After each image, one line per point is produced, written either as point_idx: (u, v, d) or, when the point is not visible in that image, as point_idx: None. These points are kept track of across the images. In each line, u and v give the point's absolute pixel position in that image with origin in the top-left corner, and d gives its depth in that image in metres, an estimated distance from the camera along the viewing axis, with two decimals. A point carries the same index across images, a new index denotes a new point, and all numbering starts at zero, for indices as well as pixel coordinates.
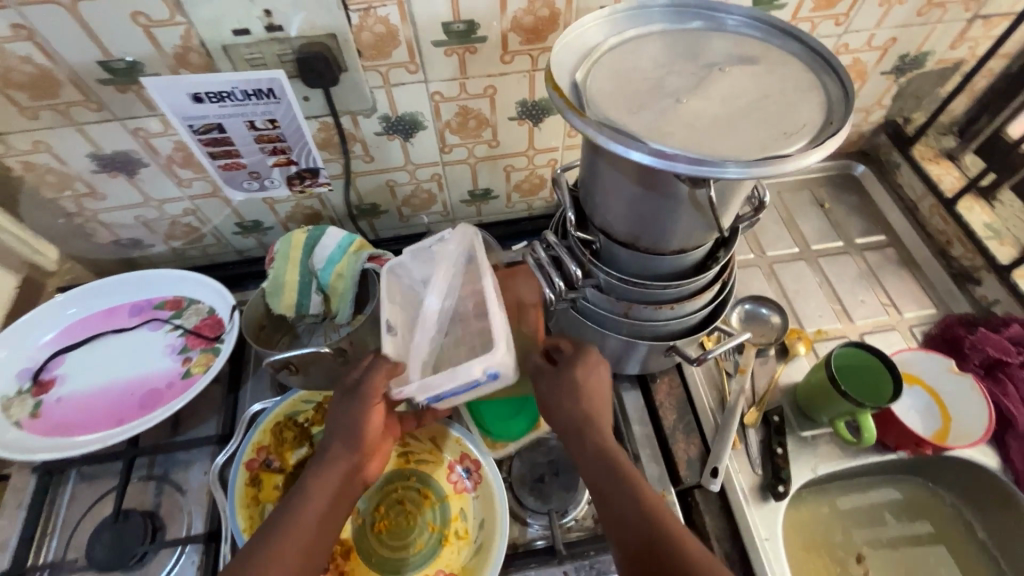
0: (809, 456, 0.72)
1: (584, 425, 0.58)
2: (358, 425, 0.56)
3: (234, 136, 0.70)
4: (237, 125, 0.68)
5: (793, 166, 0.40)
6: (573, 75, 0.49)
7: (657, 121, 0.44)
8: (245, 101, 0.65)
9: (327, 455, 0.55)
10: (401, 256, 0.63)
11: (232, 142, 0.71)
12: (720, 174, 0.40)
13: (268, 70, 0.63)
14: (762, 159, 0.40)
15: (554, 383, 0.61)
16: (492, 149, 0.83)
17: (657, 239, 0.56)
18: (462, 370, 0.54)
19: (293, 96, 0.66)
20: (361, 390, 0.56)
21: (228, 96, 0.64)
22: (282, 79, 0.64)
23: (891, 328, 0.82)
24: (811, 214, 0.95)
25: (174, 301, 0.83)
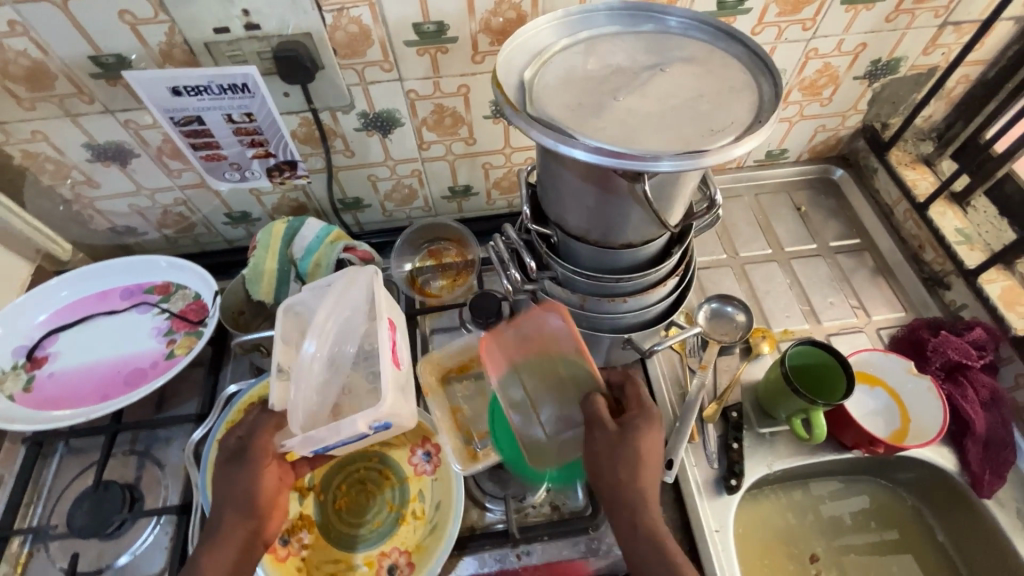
0: (766, 453, 0.73)
1: (635, 496, 0.55)
2: (250, 491, 0.58)
3: (213, 128, 0.73)
4: (219, 118, 0.72)
5: (719, 160, 0.43)
6: (521, 74, 0.51)
7: (596, 118, 0.47)
8: (221, 95, 0.69)
9: (219, 527, 0.56)
10: (300, 294, 0.66)
11: (212, 134, 0.74)
12: (652, 168, 0.43)
13: (242, 66, 0.66)
14: (688, 154, 0.43)
15: (611, 452, 0.56)
16: (469, 147, 0.85)
17: (605, 233, 0.58)
18: (346, 424, 0.58)
19: (267, 91, 0.69)
20: (249, 455, 0.59)
21: (205, 90, 0.68)
22: (255, 74, 0.67)
23: (858, 330, 0.83)
24: (788, 217, 0.96)
25: (162, 286, 0.87)
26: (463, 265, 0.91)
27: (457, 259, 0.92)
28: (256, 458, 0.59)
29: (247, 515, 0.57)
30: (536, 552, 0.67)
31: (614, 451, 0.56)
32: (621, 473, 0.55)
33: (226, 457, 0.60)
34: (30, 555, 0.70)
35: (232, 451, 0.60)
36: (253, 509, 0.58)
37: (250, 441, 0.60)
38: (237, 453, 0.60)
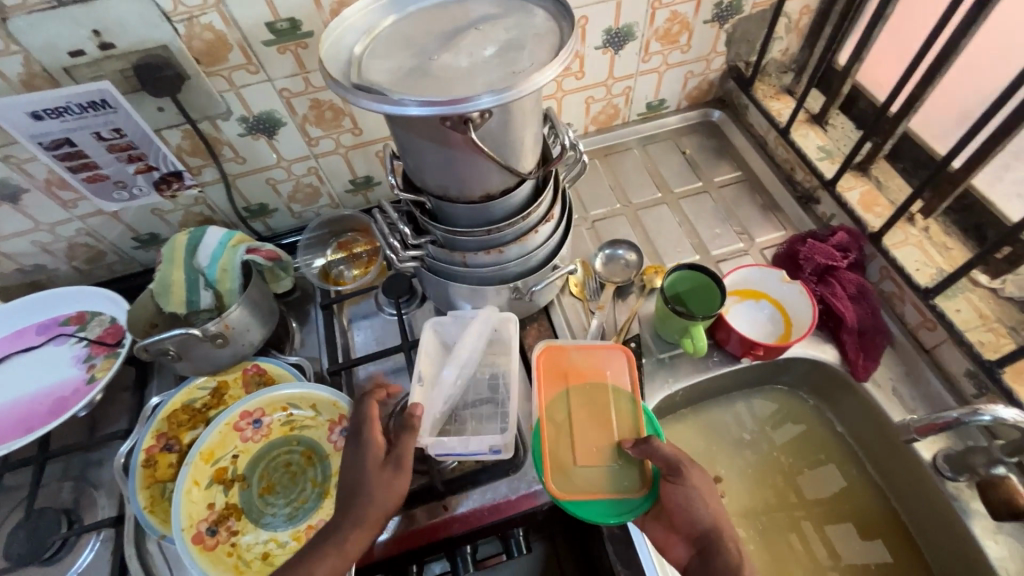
0: (668, 375, 0.79)
1: (715, 537, 0.56)
2: (394, 497, 0.59)
3: (86, 148, 0.75)
4: (88, 137, 0.74)
5: (514, 95, 0.48)
6: (352, 48, 0.55)
7: (418, 78, 0.51)
8: (83, 113, 0.71)
9: (359, 520, 0.57)
10: (444, 319, 0.77)
11: (87, 154, 0.76)
12: (473, 106, 0.48)
13: (94, 82, 0.68)
14: (488, 95, 0.48)
15: (703, 482, 0.58)
16: (357, 137, 0.89)
17: (461, 188, 0.63)
18: (475, 443, 0.67)
19: (127, 103, 0.72)
20: (405, 463, 0.59)
21: (66, 110, 0.70)
22: (111, 88, 0.69)
23: (744, 253, 0.89)
24: (674, 161, 1.02)
25: (78, 316, 0.88)
26: (371, 253, 0.95)
27: (367, 247, 0.95)
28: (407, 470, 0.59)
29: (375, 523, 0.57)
30: (461, 501, 0.70)
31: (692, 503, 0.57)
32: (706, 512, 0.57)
33: (378, 455, 0.60)
34: None
35: (385, 455, 0.60)
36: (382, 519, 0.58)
37: (405, 448, 0.60)
38: (392, 457, 0.60)
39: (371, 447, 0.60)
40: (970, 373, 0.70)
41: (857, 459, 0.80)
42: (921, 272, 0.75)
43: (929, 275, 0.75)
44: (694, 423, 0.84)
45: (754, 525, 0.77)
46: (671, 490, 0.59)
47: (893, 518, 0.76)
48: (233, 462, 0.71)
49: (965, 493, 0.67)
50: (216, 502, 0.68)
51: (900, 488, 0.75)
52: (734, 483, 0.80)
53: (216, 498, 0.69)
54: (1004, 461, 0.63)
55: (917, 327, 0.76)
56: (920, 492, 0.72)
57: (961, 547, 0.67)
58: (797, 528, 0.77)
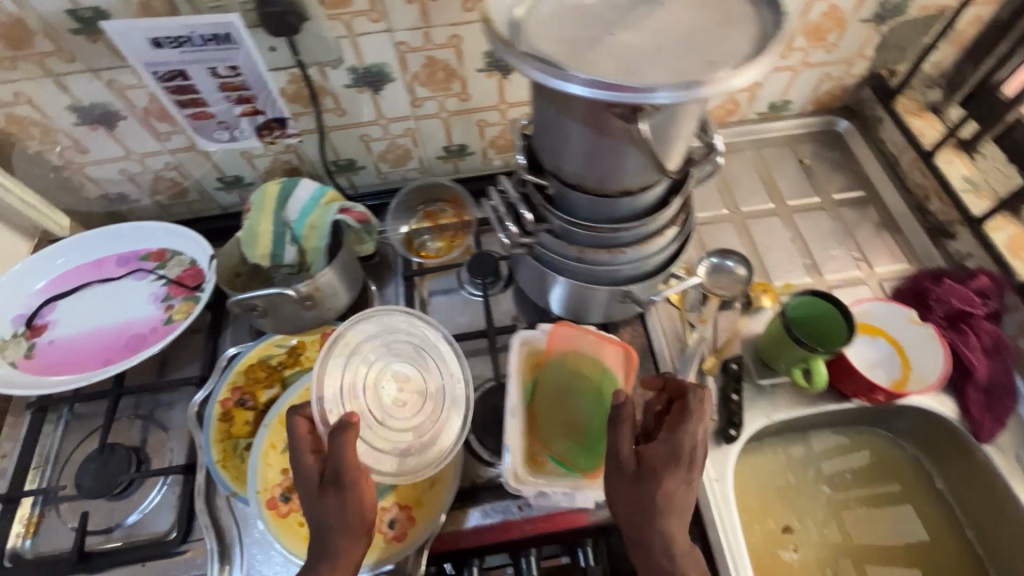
0: (765, 404, 0.73)
1: (648, 536, 0.55)
2: (356, 512, 0.55)
3: (197, 83, 0.72)
4: (203, 72, 0.70)
5: (708, 91, 0.42)
6: (513, 10, 0.49)
7: (591, 53, 0.45)
8: (203, 46, 0.67)
9: (330, 547, 0.54)
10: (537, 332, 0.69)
11: (197, 90, 0.73)
12: (650, 99, 0.42)
13: (223, 14, 0.64)
14: (679, 87, 0.42)
15: (635, 488, 0.54)
16: (463, 103, 0.83)
17: (602, 178, 0.57)
18: (580, 495, 0.62)
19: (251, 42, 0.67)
20: (342, 483, 0.54)
21: (188, 41, 0.66)
22: (238, 22, 0.64)
23: (861, 281, 0.82)
24: (791, 170, 0.94)
25: (158, 253, 0.86)
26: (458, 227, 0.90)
27: (454, 220, 0.90)
28: (348, 488, 0.54)
29: (355, 535, 0.55)
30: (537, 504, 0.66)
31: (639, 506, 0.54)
32: (643, 527, 0.55)
33: (316, 482, 0.55)
34: (42, 516, 0.71)
35: (321, 478, 0.55)
36: (360, 527, 0.55)
37: (337, 467, 0.54)
38: (328, 481, 0.54)
39: (307, 474, 0.55)
40: None
41: (954, 522, 0.75)
42: None
43: None
44: (771, 455, 0.78)
45: None
46: (620, 483, 0.55)
47: None
48: None
49: None
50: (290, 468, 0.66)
51: (1005, 561, 0.70)
52: (809, 534, 0.74)
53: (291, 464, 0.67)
54: None
55: None
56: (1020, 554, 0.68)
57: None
58: None
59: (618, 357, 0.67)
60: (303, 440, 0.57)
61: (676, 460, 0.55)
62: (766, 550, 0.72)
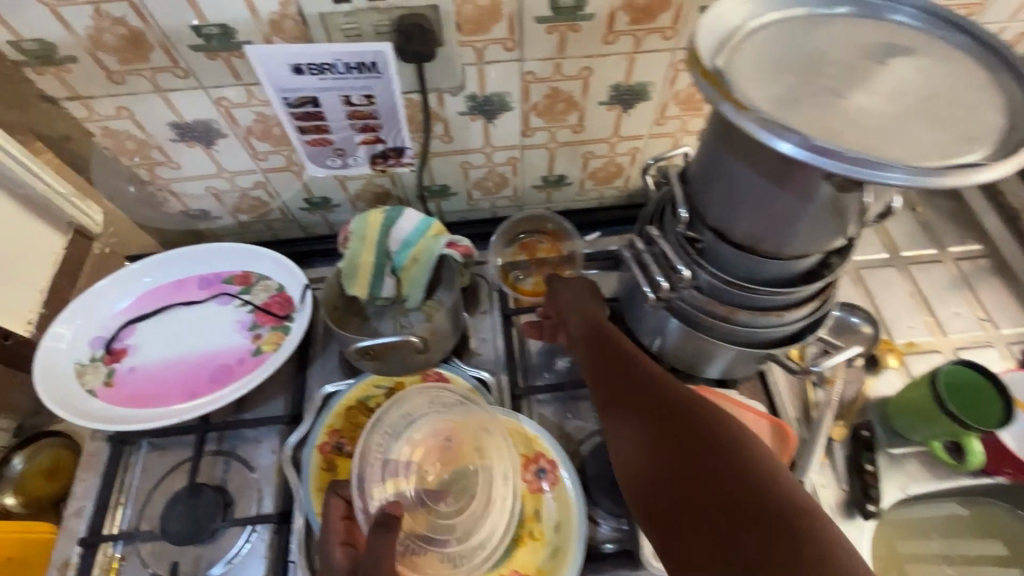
0: (898, 475, 0.69)
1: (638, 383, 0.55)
2: None
3: (327, 111, 0.68)
4: (336, 100, 0.66)
5: (965, 180, 0.37)
6: (719, 60, 0.45)
7: (817, 111, 0.41)
8: (346, 75, 0.63)
9: None
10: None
11: (324, 118, 0.69)
12: (881, 179, 0.37)
13: (374, 44, 0.60)
14: (936, 170, 0.37)
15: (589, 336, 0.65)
16: (575, 134, 0.79)
17: (776, 243, 0.52)
18: None
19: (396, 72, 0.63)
20: None
21: (331, 69, 0.62)
22: (388, 53, 0.61)
23: (988, 344, 0.78)
24: (903, 217, 0.90)
25: (243, 276, 0.81)
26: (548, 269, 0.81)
27: (551, 253, 0.86)
28: None
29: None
30: None
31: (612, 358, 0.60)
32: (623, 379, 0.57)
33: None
34: (123, 559, 0.66)
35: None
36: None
37: (368, 568, 0.50)
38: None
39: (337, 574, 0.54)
40: None
41: None
42: None
43: None
44: (893, 527, 0.73)
45: None
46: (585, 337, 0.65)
47: None
48: None
49: None
50: None
51: None
52: None
53: None
54: None
55: None
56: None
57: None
58: None
59: (764, 426, 0.67)
60: (338, 529, 0.57)
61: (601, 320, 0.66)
62: None
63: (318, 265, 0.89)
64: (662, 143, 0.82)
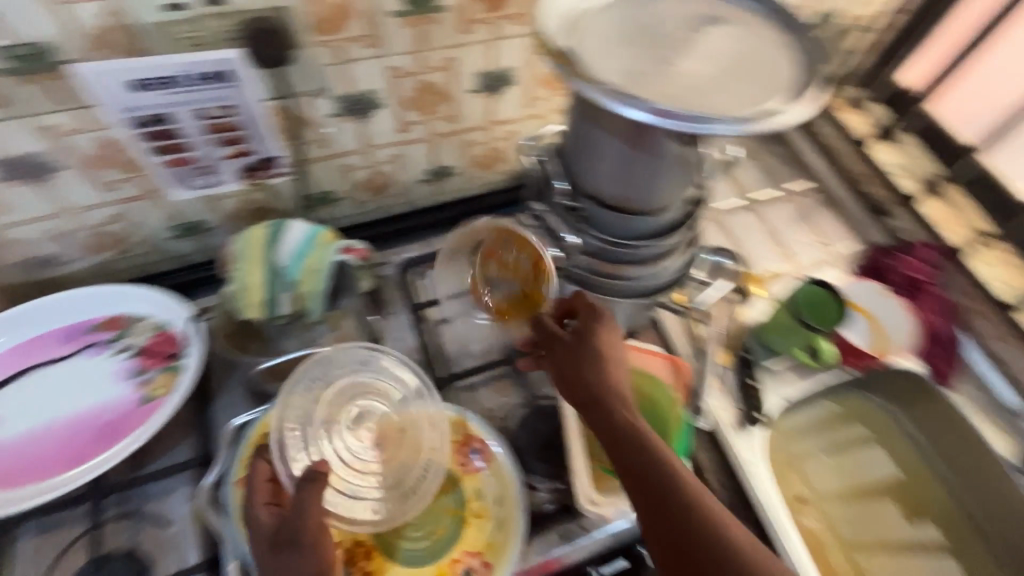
0: (777, 384, 0.81)
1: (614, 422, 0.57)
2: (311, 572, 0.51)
3: (183, 127, 0.63)
4: (190, 114, 0.62)
5: (771, 125, 0.44)
6: (566, 40, 0.49)
7: (653, 78, 0.46)
8: (195, 86, 0.59)
9: None
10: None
11: (179, 134, 0.64)
12: (711, 131, 0.43)
13: (220, 50, 0.57)
14: (749, 118, 0.44)
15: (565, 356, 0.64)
16: (451, 124, 0.80)
17: (643, 199, 0.59)
18: None
19: (249, 77, 0.61)
20: (295, 538, 0.52)
21: (176, 80, 0.58)
22: (238, 59, 0.58)
23: (827, 262, 0.92)
24: (748, 166, 1.03)
25: (114, 320, 0.73)
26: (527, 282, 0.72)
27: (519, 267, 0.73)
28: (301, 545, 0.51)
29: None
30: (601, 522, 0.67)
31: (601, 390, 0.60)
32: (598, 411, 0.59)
33: (267, 536, 0.54)
34: None
35: (273, 534, 0.53)
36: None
37: (296, 521, 0.52)
38: (281, 535, 0.53)
39: (261, 531, 0.54)
40: None
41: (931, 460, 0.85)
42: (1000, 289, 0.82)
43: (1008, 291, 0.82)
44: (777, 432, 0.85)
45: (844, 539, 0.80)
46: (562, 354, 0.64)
47: (967, 518, 0.82)
48: None
49: None
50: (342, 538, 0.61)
51: (978, 488, 0.81)
52: (819, 499, 0.82)
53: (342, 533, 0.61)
54: None
55: (991, 339, 0.83)
56: (983, 479, 0.80)
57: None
58: (887, 533, 0.81)
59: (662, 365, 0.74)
60: (260, 492, 0.58)
61: (585, 342, 0.63)
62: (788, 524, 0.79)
63: (202, 295, 0.83)
64: (535, 124, 0.86)
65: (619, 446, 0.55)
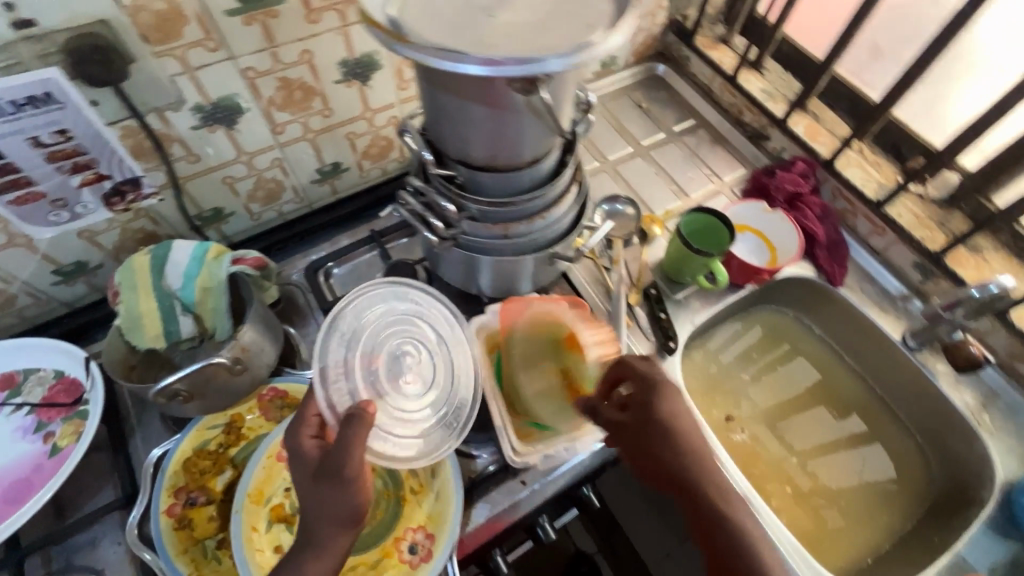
0: (686, 313, 0.85)
1: (679, 474, 0.57)
2: (346, 508, 0.52)
3: (18, 160, 0.59)
4: (22, 143, 0.58)
5: (598, 51, 0.47)
6: (389, 11, 0.49)
7: (478, 34, 0.48)
8: (17, 113, 0.56)
9: (318, 540, 0.52)
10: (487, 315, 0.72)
11: (18, 167, 0.60)
12: (543, 67, 0.46)
13: (35, 70, 0.54)
14: (574, 50, 0.46)
15: (632, 431, 0.58)
16: (328, 119, 0.80)
17: (509, 154, 0.60)
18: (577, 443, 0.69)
19: (77, 97, 0.58)
20: (344, 474, 0.51)
21: None
22: (59, 77, 0.55)
23: (717, 192, 0.97)
24: (634, 115, 1.07)
25: (6, 378, 0.70)
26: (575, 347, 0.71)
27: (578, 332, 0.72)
28: (352, 481, 0.51)
29: (344, 528, 0.53)
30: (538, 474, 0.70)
31: (646, 457, 0.58)
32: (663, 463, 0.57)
33: (313, 466, 0.54)
34: None
35: (317, 466, 0.53)
36: (346, 521, 0.53)
37: (340, 461, 0.51)
38: (324, 468, 0.52)
39: (306, 462, 0.54)
40: (917, 264, 0.85)
41: (837, 354, 0.93)
42: (868, 187, 0.89)
43: (874, 188, 0.89)
44: (697, 359, 0.91)
45: (774, 440, 0.87)
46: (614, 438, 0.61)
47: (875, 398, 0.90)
48: (288, 495, 0.62)
49: (929, 359, 0.82)
50: (283, 544, 0.60)
51: (878, 370, 0.89)
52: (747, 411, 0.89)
53: (282, 539, 0.60)
54: (961, 326, 0.77)
55: (869, 235, 0.90)
56: (907, 379, 0.85)
57: (950, 422, 0.81)
58: (818, 431, 0.88)
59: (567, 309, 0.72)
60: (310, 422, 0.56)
61: (630, 421, 0.59)
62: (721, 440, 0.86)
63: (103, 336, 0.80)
64: (414, 105, 0.87)
65: (676, 487, 0.57)
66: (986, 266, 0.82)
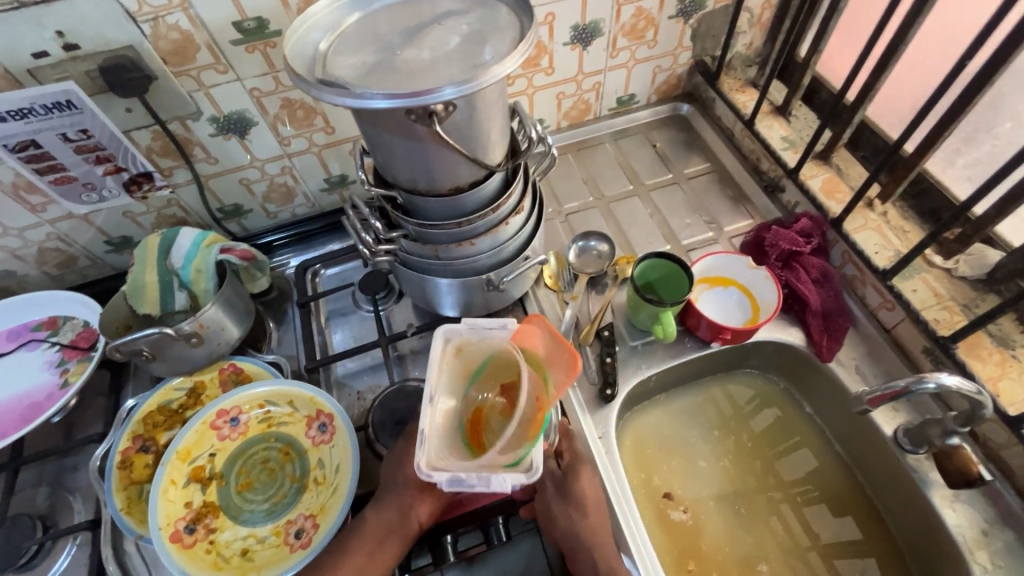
0: (640, 360, 0.80)
1: (583, 543, 0.61)
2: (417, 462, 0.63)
3: (53, 150, 0.74)
4: (55, 138, 0.73)
5: (489, 82, 0.50)
6: (320, 44, 0.56)
7: (384, 68, 0.53)
8: (48, 114, 0.70)
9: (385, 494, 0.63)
10: (457, 325, 0.66)
11: (54, 156, 0.75)
12: (435, 97, 0.49)
13: (60, 82, 0.68)
14: (465, 82, 0.49)
15: (557, 494, 0.64)
16: (330, 135, 0.89)
17: (430, 181, 0.63)
18: (496, 479, 0.56)
19: (93, 104, 0.71)
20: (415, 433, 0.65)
21: (30, 112, 0.69)
22: (76, 88, 0.68)
23: (714, 241, 0.92)
24: (645, 154, 1.04)
25: (50, 321, 0.87)
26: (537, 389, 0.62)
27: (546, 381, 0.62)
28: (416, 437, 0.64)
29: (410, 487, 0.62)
30: None
31: (565, 518, 0.62)
32: (582, 526, 0.62)
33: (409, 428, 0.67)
34: None
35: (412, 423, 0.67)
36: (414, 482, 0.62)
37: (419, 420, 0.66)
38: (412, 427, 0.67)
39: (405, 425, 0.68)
40: (927, 349, 0.73)
41: (827, 438, 0.83)
42: (880, 255, 0.78)
43: (887, 257, 0.78)
44: (655, 415, 0.85)
45: (725, 522, 0.78)
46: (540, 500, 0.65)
47: (861, 497, 0.78)
48: (211, 460, 0.71)
49: (924, 464, 0.70)
50: (194, 501, 0.69)
51: (865, 465, 0.78)
52: (701, 482, 0.80)
53: (194, 497, 0.69)
54: (957, 431, 0.65)
55: (878, 308, 0.78)
56: (897, 489, 0.73)
57: (938, 548, 0.67)
58: (779, 522, 0.77)
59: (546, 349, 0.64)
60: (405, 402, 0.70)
61: (559, 484, 0.65)
62: (656, 509, 0.78)
63: None
64: None
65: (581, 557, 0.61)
66: (1012, 363, 0.68)
